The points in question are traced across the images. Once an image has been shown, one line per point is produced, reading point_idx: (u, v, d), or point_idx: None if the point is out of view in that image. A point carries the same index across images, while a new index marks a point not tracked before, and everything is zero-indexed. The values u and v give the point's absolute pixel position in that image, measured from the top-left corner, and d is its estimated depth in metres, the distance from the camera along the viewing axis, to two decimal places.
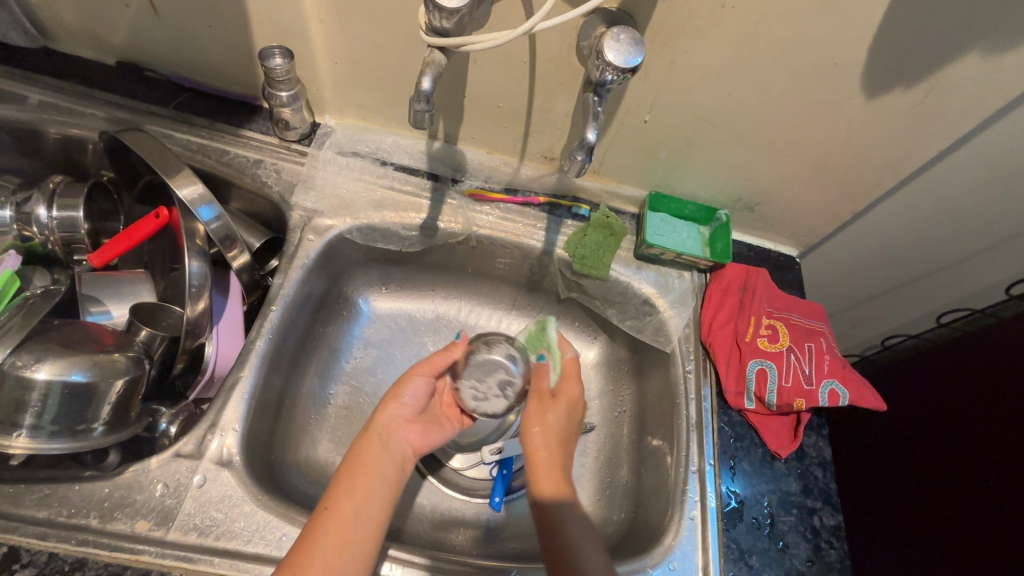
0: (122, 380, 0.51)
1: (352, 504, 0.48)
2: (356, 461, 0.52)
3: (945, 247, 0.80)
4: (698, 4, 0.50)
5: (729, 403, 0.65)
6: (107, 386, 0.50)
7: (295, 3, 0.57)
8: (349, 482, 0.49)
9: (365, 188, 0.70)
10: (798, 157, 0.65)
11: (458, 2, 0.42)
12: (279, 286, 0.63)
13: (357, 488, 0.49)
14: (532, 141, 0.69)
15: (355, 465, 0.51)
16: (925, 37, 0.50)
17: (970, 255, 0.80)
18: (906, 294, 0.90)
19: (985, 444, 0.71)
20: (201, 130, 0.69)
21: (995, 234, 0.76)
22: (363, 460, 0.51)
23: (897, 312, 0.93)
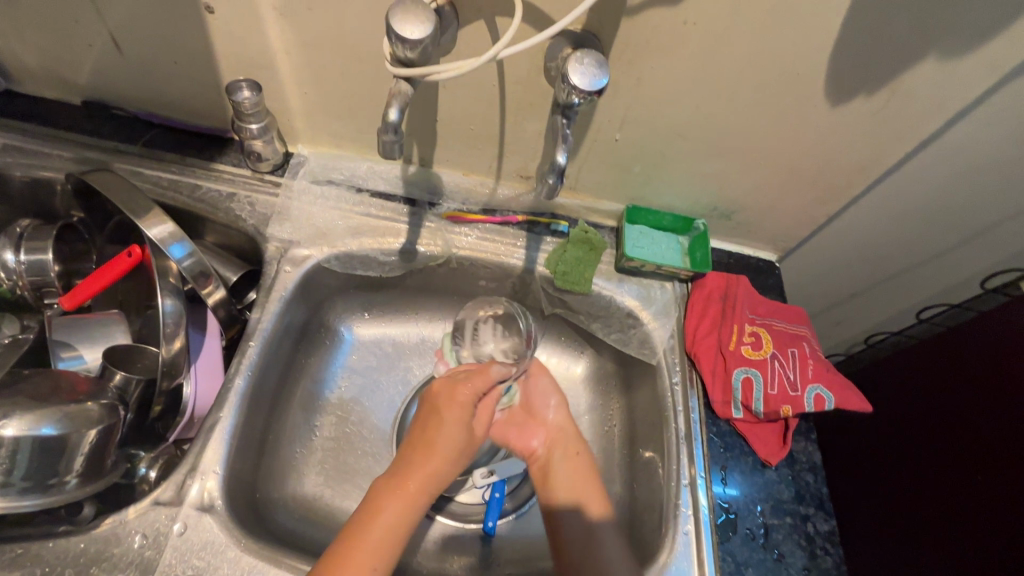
0: (95, 430, 0.50)
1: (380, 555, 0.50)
2: (397, 511, 0.53)
3: (919, 243, 0.81)
4: (661, 22, 0.51)
5: (717, 414, 0.65)
6: (79, 437, 0.49)
7: (260, 36, 0.57)
8: (389, 527, 0.52)
9: (341, 216, 0.70)
10: (770, 165, 0.66)
11: (420, 33, 0.42)
12: (257, 321, 0.62)
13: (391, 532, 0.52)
14: (507, 162, 0.69)
15: (384, 513, 0.52)
16: (883, 45, 0.51)
17: (944, 250, 0.81)
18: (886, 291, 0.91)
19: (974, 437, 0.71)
20: (172, 166, 0.68)
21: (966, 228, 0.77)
22: (401, 506, 0.53)
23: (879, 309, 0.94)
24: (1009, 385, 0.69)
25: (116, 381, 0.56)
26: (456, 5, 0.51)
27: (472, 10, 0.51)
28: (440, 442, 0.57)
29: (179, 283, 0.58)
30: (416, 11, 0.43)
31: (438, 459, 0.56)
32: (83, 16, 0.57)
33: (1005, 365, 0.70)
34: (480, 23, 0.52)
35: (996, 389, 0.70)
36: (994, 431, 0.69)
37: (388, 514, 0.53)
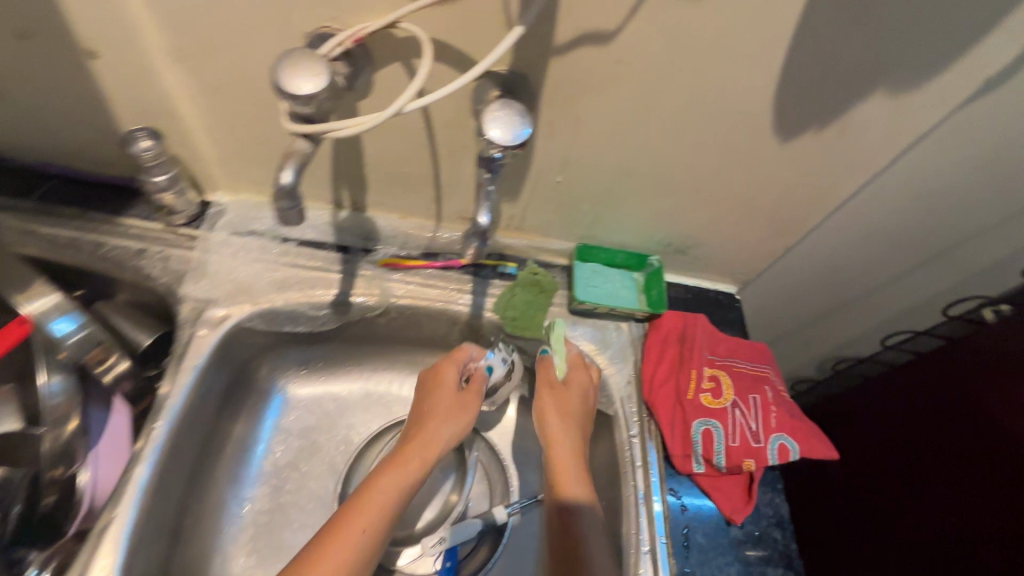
0: None
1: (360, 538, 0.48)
2: (393, 484, 0.52)
3: (879, 267, 0.79)
4: (592, 62, 0.46)
5: (678, 469, 0.60)
6: None
7: (154, 82, 0.51)
8: (387, 504, 0.51)
9: (266, 269, 0.64)
10: (722, 201, 0.62)
11: (313, 87, 0.37)
12: (165, 397, 0.55)
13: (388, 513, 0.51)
14: (445, 204, 0.64)
15: (387, 489, 0.52)
16: (829, 82, 0.48)
17: (904, 272, 0.80)
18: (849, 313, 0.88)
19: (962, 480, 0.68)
20: (69, 222, 0.61)
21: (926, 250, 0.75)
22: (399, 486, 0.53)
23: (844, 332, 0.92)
24: (992, 421, 0.66)
25: None
26: (367, 46, 0.46)
27: (387, 52, 0.46)
28: (439, 424, 0.58)
29: (70, 358, 0.53)
30: (308, 62, 0.37)
31: (436, 442, 0.57)
32: None
33: (985, 401, 0.68)
34: (396, 64, 0.47)
35: (980, 426, 0.67)
36: (981, 468, 0.66)
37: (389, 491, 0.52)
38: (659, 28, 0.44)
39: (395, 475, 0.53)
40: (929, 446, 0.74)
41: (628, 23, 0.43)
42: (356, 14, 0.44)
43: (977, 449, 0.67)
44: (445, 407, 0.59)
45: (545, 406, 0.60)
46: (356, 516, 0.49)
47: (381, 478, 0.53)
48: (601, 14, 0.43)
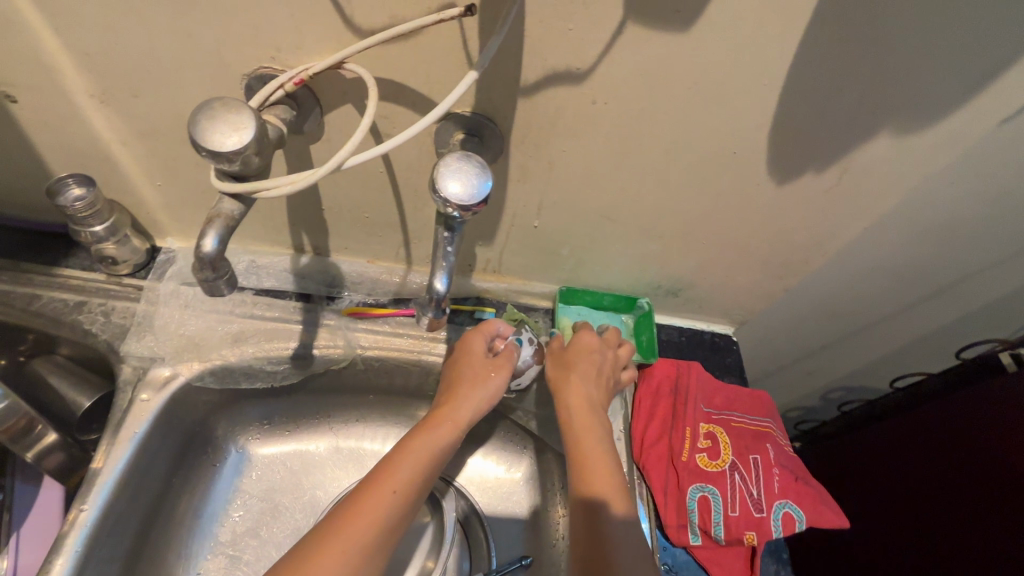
0: None
1: (387, 503, 0.42)
2: (414, 460, 0.46)
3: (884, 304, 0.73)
4: (565, 103, 0.42)
5: (672, 540, 0.54)
6: None
7: (84, 127, 0.46)
8: (416, 470, 0.45)
9: (219, 321, 0.59)
10: (715, 244, 0.57)
11: (238, 142, 0.32)
12: (97, 473, 0.49)
13: (414, 486, 0.45)
14: (415, 248, 0.59)
15: (413, 460, 0.45)
16: (829, 122, 0.43)
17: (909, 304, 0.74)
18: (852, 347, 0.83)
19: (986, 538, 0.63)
20: (1, 274, 0.56)
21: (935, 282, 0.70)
22: (425, 461, 0.46)
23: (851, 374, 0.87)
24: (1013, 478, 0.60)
25: None
26: (312, 87, 0.41)
27: (336, 93, 0.42)
28: (469, 390, 0.52)
29: None
30: (229, 114, 0.33)
31: (465, 411, 0.51)
32: None
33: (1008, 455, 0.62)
34: (347, 106, 0.43)
35: (1003, 480, 0.62)
36: (1005, 529, 0.60)
37: (411, 465, 0.45)
38: (637, 66, 0.39)
39: (420, 447, 0.47)
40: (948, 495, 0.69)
41: (602, 61, 0.39)
42: (298, 53, 0.39)
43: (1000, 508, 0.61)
44: (477, 376, 0.53)
45: (556, 375, 0.55)
46: (381, 490, 0.43)
47: (406, 446, 0.46)
48: (571, 52, 0.38)
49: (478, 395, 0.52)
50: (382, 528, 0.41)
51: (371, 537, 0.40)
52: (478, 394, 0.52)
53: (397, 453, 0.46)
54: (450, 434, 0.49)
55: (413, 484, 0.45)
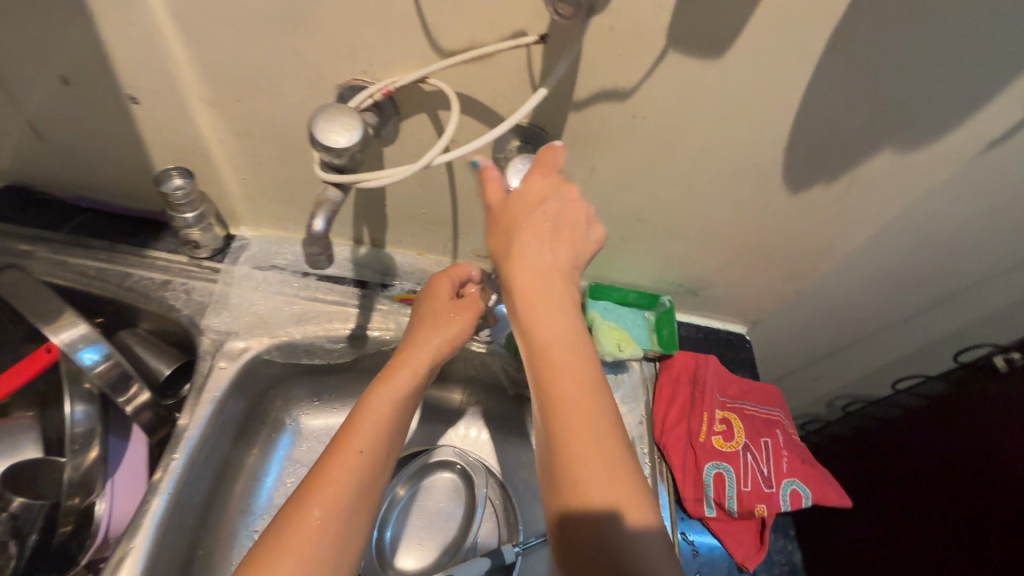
0: None
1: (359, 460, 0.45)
2: (383, 414, 0.48)
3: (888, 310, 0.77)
4: (608, 117, 0.49)
5: (689, 512, 0.60)
6: None
7: (191, 127, 0.53)
8: (384, 419, 0.48)
9: (285, 302, 0.66)
10: (733, 246, 0.64)
11: (347, 140, 0.39)
12: (184, 428, 0.56)
13: (382, 435, 0.47)
14: (462, 242, 0.66)
15: (377, 413, 0.48)
16: (837, 139, 0.50)
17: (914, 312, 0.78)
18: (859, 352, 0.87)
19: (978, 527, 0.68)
20: (100, 254, 0.63)
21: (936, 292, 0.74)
22: (387, 411, 0.48)
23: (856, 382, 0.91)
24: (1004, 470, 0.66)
25: (12, 508, 0.51)
26: (395, 98, 0.48)
27: (414, 104, 0.49)
28: (429, 336, 0.54)
29: (94, 386, 0.54)
30: (341, 117, 0.40)
31: (425, 354, 0.52)
32: None
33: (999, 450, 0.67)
34: (422, 115, 0.50)
35: (995, 473, 0.68)
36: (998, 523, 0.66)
37: (375, 419, 0.48)
38: (675, 87, 0.46)
39: (382, 397, 0.49)
40: (943, 487, 0.75)
41: (646, 82, 0.45)
42: (387, 69, 0.46)
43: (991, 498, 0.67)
44: (436, 321, 0.55)
45: (498, 242, 0.42)
46: (349, 446, 0.46)
47: (371, 398, 0.49)
48: (620, 73, 0.45)
49: (439, 338, 0.53)
50: (356, 483, 0.44)
51: (347, 494, 0.43)
52: (438, 338, 0.54)
53: (364, 404, 0.48)
54: (413, 378, 0.51)
55: (381, 437, 0.47)
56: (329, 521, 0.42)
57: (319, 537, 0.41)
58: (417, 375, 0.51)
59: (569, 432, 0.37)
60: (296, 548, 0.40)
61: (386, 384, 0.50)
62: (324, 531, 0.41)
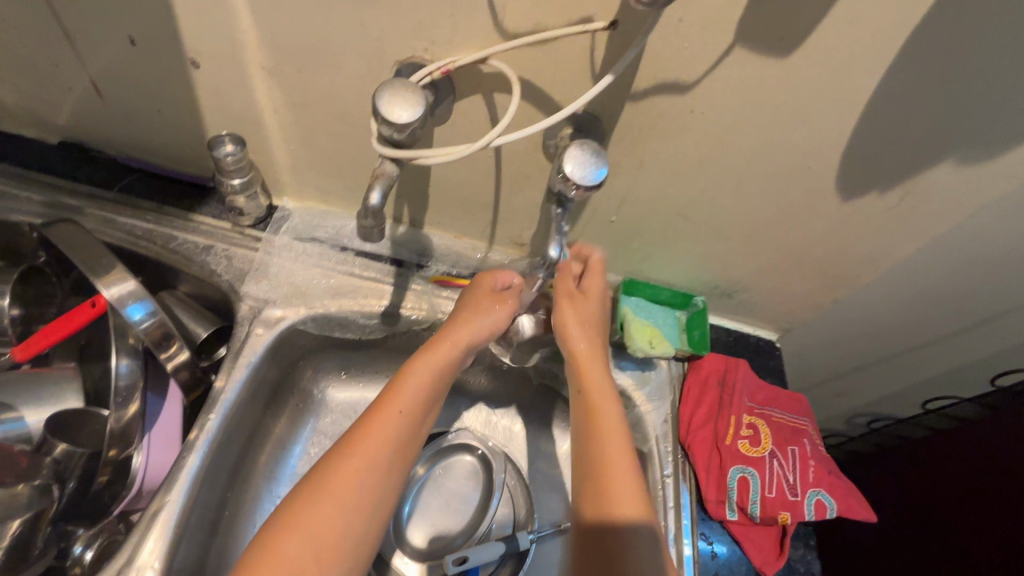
0: (19, 520, 0.49)
1: (398, 420, 0.48)
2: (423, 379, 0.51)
3: (924, 326, 0.74)
4: (666, 109, 0.48)
5: (710, 513, 0.61)
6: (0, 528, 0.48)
7: (247, 93, 0.54)
8: (422, 387, 0.50)
9: (321, 275, 0.67)
10: (775, 251, 0.63)
11: (408, 116, 0.40)
12: (220, 390, 0.58)
13: (420, 404, 0.50)
14: (500, 228, 0.66)
15: (420, 382, 0.50)
16: (899, 147, 0.49)
17: (952, 332, 0.74)
18: (886, 370, 0.83)
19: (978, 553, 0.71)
20: (147, 214, 0.65)
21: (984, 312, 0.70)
22: (428, 384, 0.51)
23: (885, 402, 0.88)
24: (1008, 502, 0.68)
25: (55, 454, 0.53)
26: (452, 77, 0.48)
27: (470, 84, 0.48)
28: (471, 321, 0.55)
29: (139, 342, 0.55)
30: (406, 93, 0.40)
31: (468, 336, 0.54)
32: (61, 60, 0.54)
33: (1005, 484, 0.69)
34: (477, 95, 0.49)
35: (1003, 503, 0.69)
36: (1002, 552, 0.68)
37: (417, 387, 0.50)
38: (738, 83, 0.45)
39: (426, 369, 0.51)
40: (952, 510, 0.76)
41: (708, 76, 0.45)
42: (447, 47, 0.46)
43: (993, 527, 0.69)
44: (481, 306, 0.56)
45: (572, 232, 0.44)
46: (389, 408, 0.48)
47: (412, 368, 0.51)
48: (683, 66, 0.44)
49: (482, 323, 0.56)
50: (395, 440, 0.47)
51: (385, 449, 0.46)
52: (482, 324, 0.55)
53: (407, 372, 0.50)
54: (453, 357, 0.53)
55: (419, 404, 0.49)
56: (366, 472, 0.45)
57: (359, 485, 0.44)
58: (458, 356, 0.54)
59: (599, 453, 0.51)
60: (334, 491, 0.43)
61: (428, 358, 0.52)
62: (363, 481, 0.44)
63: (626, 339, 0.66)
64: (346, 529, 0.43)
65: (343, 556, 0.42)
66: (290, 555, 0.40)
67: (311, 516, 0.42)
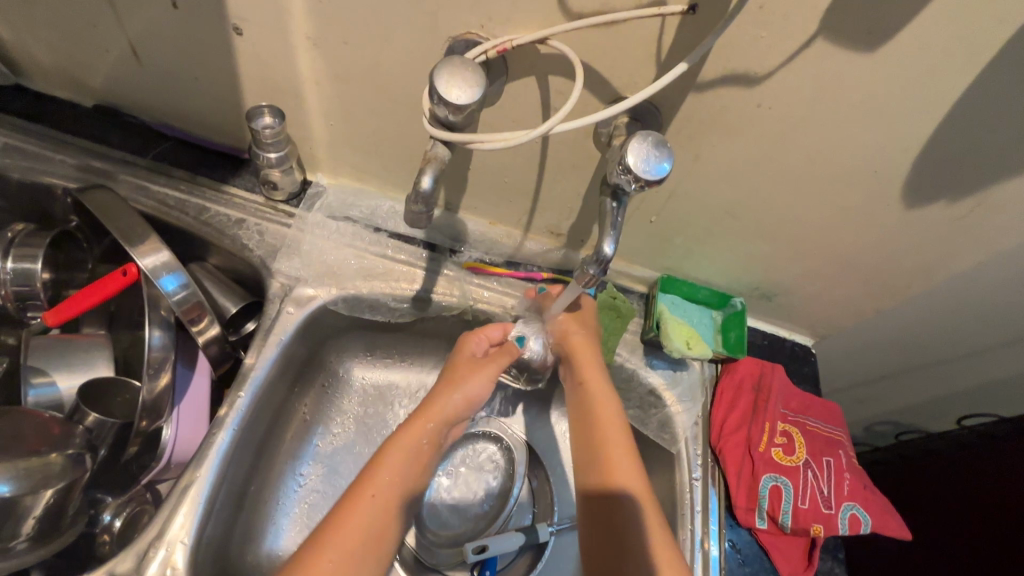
0: (50, 492, 0.48)
1: (393, 484, 0.51)
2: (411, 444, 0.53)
3: (960, 341, 0.69)
4: (732, 102, 0.45)
5: (739, 519, 0.60)
6: (32, 500, 0.47)
7: (290, 63, 0.52)
8: (399, 469, 0.52)
9: (353, 255, 0.65)
10: (824, 255, 0.60)
11: (466, 98, 0.39)
12: (251, 367, 0.57)
13: (401, 481, 0.51)
14: (537, 218, 0.64)
15: (396, 467, 0.52)
16: (978, 155, 0.46)
17: (987, 347, 0.69)
18: (911, 382, 0.79)
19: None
20: (180, 184, 0.64)
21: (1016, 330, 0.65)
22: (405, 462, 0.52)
23: (916, 418, 0.85)
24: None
25: (87, 422, 0.52)
26: (506, 57, 0.45)
27: (525, 65, 0.46)
28: (458, 389, 0.57)
29: (170, 314, 0.54)
30: (465, 72, 0.39)
31: (448, 407, 0.56)
32: (101, 20, 0.52)
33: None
34: (530, 77, 0.47)
35: None
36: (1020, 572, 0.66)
37: (392, 472, 0.51)
38: (814, 78, 0.42)
39: (404, 452, 0.53)
40: (964, 523, 0.74)
41: (783, 68, 0.42)
42: (505, 26, 0.44)
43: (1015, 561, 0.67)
44: (477, 370, 0.58)
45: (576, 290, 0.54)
46: (363, 496, 0.49)
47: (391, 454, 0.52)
48: (757, 57, 0.42)
49: (470, 394, 0.57)
50: (370, 534, 0.48)
51: (357, 544, 0.47)
52: (477, 386, 0.58)
53: (387, 459, 0.52)
54: (431, 433, 0.55)
55: (395, 494, 0.50)
56: (341, 563, 0.45)
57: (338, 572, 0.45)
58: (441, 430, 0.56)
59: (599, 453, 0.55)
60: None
61: (407, 439, 0.53)
62: (336, 574, 0.45)
63: (663, 338, 0.64)
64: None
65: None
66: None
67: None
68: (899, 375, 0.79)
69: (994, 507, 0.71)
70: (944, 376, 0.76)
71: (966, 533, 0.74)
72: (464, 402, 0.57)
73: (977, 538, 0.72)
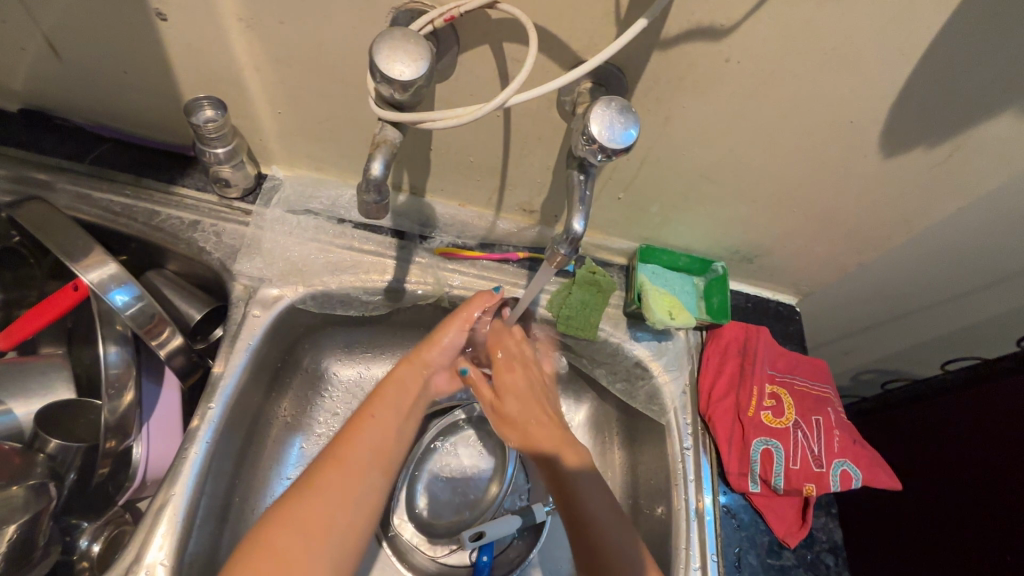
0: (15, 524, 0.46)
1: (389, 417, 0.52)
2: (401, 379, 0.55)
3: (942, 285, 0.69)
4: (701, 58, 0.43)
5: (731, 485, 0.59)
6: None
7: (226, 49, 0.48)
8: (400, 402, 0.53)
9: (318, 250, 0.63)
10: (803, 212, 0.59)
11: (411, 73, 0.36)
12: (220, 374, 0.55)
13: (398, 412, 0.52)
14: (508, 195, 0.61)
15: (393, 398, 0.53)
16: (955, 98, 0.44)
17: (967, 290, 0.69)
18: (898, 329, 0.79)
19: (984, 533, 0.68)
20: (125, 189, 0.60)
21: (999, 271, 0.66)
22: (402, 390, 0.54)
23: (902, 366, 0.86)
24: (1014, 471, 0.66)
25: (48, 450, 0.49)
26: (456, 26, 0.42)
27: (477, 34, 0.43)
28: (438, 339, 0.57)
29: (128, 328, 0.51)
30: (408, 45, 0.36)
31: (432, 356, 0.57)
32: (8, 15, 0.47)
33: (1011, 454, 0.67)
34: (485, 47, 0.44)
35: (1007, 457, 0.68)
36: (1003, 509, 0.67)
37: (388, 399, 0.53)
38: (782, 28, 0.40)
39: (398, 386, 0.54)
40: (948, 466, 0.75)
41: (749, 19, 0.40)
42: None
43: (998, 502, 0.67)
44: (452, 320, 0.57)
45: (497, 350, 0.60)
46: (364, 415, 0.51)
47: (386, 387, 0.54)
48: (721, 8, 0.39)
49: (446, 346, 0.57)
50: (371, 446, 0.49)
51: (365, 452, 0.48)
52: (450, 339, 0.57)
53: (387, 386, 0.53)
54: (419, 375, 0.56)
55: (397, 413, 0.52)
56: (344, 476, 0.46)
57: (341, 490, 0.45)
58: (426, 375, 0.57)
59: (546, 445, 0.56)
60: (321, 489, 0.45)
61: (394, 379, 0.54)
62: (348, 480, 0.46)
63: (645, 310, 0.62)
64: (333, 518, 0.44)
65: (336, 538, 0.44)
66: (281, 549, 0.41)
67: (306, 513, 0.43)
68: (884, 326, 0.79)
69: (977, 449, 0.72)
70: (928, 321, 0.76)
71: (953, 480, 0.74)
72: (442, 354, 0.58)
73: (965, 483, 0.72)
